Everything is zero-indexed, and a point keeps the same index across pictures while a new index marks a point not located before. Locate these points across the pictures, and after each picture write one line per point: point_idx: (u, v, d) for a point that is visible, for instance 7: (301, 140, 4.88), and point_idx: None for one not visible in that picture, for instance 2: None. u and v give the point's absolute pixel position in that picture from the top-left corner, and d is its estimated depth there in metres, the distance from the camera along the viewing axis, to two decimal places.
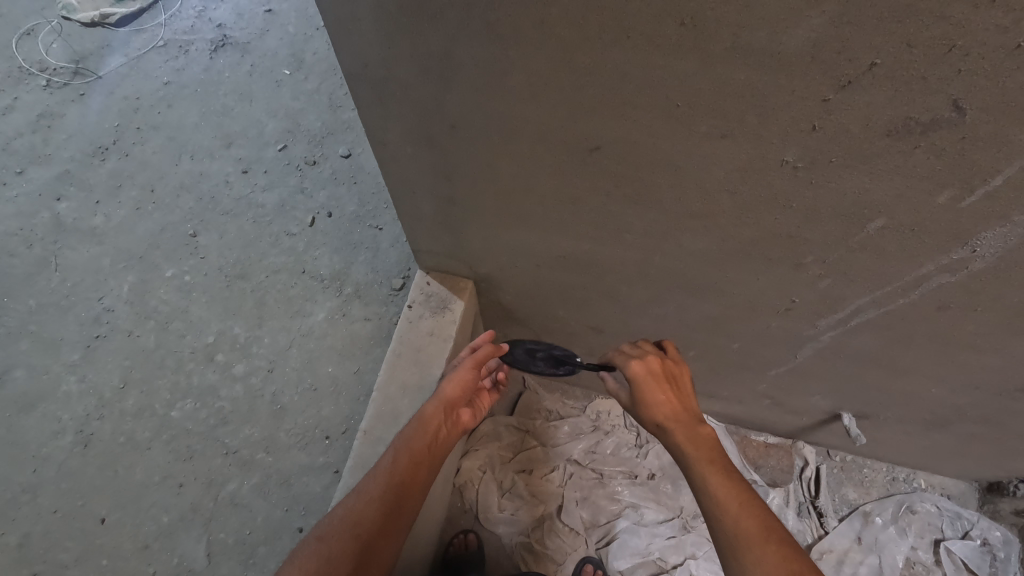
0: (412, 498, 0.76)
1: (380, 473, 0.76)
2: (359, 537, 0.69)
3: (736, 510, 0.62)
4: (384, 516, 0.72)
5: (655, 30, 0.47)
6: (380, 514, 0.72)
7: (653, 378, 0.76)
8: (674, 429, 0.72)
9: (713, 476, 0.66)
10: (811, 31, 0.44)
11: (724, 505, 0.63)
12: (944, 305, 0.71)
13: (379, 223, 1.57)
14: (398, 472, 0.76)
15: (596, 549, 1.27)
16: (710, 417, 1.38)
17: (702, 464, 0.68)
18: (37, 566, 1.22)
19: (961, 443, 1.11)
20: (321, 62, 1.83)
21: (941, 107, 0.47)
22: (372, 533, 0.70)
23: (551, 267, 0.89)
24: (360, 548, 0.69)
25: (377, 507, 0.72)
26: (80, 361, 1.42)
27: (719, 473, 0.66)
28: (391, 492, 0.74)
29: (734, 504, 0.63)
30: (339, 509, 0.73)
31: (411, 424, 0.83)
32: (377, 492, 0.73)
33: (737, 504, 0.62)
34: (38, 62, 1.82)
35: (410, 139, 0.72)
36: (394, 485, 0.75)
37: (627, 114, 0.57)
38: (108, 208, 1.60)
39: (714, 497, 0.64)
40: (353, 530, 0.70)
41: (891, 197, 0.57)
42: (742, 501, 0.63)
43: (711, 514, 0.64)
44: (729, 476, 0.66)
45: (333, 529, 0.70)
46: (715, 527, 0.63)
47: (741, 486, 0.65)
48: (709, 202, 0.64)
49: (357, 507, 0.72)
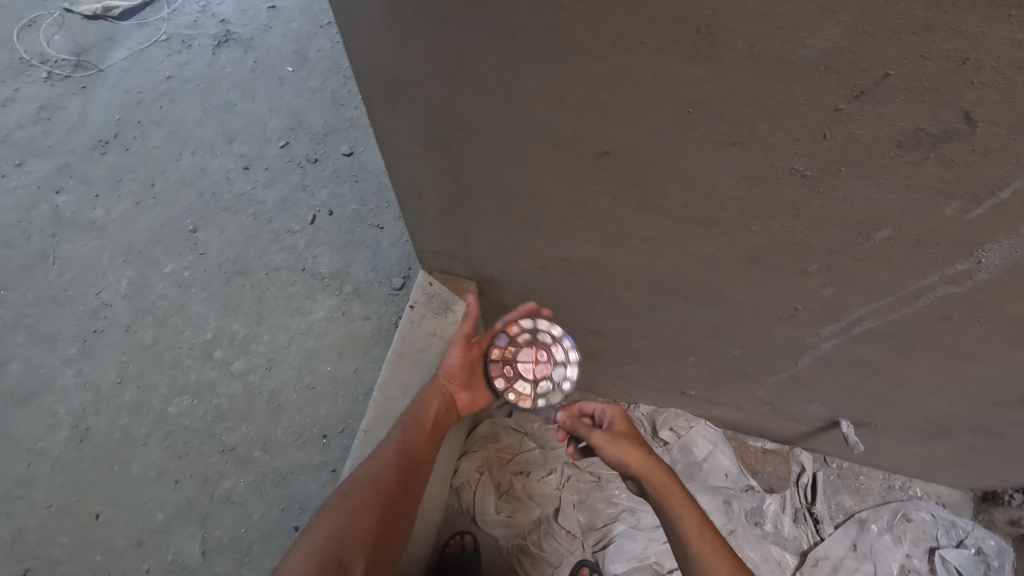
0: (421, 466, 0.83)
1: (393, 441, 0.83)
2: (380, 492, 0.77)
3: (718, 563, 0.69)
4: (398, 478, 0.80)
5: (670, 36, 0.48)
6: (396, 476, 0.80)
7: (631, 437, 0.81)
8: (657, 480, 0.75)
9: (698, 527, 0.71)
10: (825, 41, 0.44)
11: (708, 557, 0.69)
12: (947, 315, 0.71)
13: (380, 222, 1.56)
14: (407, 443, 0.83)
15: (592, 553, 1.27)
16: (708, 423, 1.39)
17: (686, 518, 0.72)
18: (30, 561, 1.22)
19: (958, 452, 1.11)
20: (325, 59, 1.83)
21: (952, 119, 0.47)
22: (390, 491, 0.78)
23: (555, 270, 0.89)
24: (382, 502, 0.77)
25: (394, 468, 0.80)
26: (76, 355, 1.41)
27: (702, 527, 0.71)
28: (404, 458, 0.82)
29: (715, 556, 0.69)
30: (361, 470, 0.80)
31: (418, 403, 0.89)
32: (391, 456, 0.81)
33: (721, 558, 0.69)
34: (39, 54, 1.82)
35: (418, 139, 0.72)
36: (406, 454, 0.82)
37: (638, 119, 0.57)
38: (107, 202, 1.59)
39: (696, 551, 0.70)
40: (375, 485, 0.77)
41: (898, 208, 0.57)
42: (724, 555, 0.69)
43: (692, 564, 0.70)
44: (709, 527, 0.72)
45: (357, 484, 0.77)
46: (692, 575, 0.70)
47: (718, 535, 0.72)
48: (716, 208, 0.64)
49: (376, 469, 0.79)
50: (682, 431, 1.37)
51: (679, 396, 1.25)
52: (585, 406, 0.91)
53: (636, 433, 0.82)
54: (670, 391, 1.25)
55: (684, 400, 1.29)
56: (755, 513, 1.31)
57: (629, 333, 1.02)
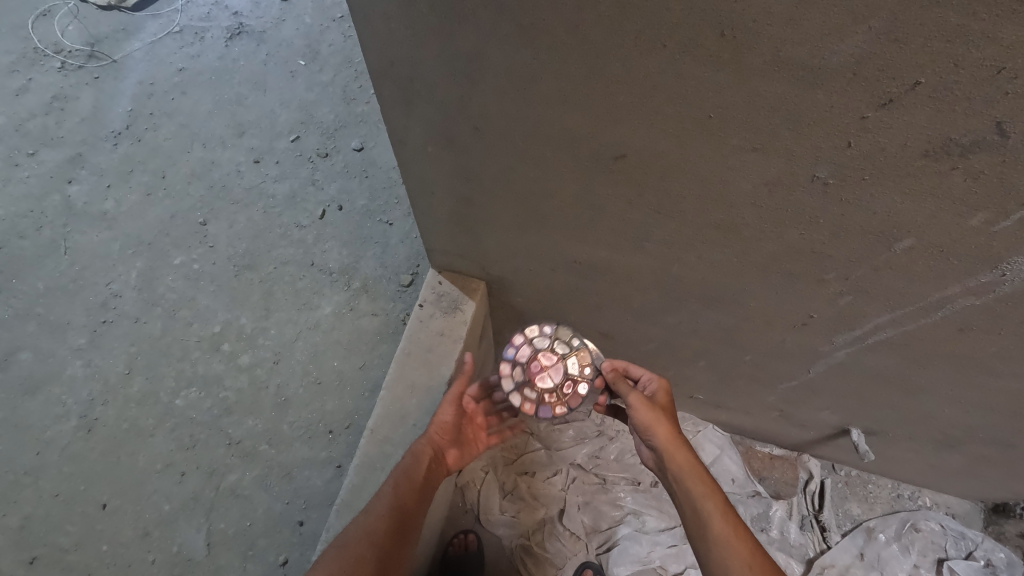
0: (414, 520, 0.79)
1: (386, 493, 0.79)
2: (375, 545, 0.73)
3: (739, 546, 0.67)
4: (392, 531, 0.76)
5: (692, 40, 0.47)
6: (391, 530, 0.76)
7: (664, 409, 0.81)
8: (680, 460, 0.75)
9: (720, 509, 0.70)
10: (853, 47, 0.43)
11: (728, 541, 0.67)
12: (966, 327, 0.70)
13: (389, 218, 1.56)
14: (400, 496, 0.79)
15: (596, 555, 1.26)
16: (715, 427, 1.38)
17: (707, 500, 0.71)
18: (37, 549, 1.23)
19: (971, 464, 1.10)
20: (337, 53, 1.82)
21: (983, 129, 0.46)
22: (385, 545, 0.74)
23: (566, 272, 0.88)
24: (378, 555, 0.73)
25: (389, 523, 0.76)
26: (85, 345, 1.42)
27: (724, 508, 0.70)
28: (398, 514, 0.77)
29: (737, 540, 0.67)
30: (354, 522, 0.76)
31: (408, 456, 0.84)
32: (385, 508, 0.77)
33: (742, 541, 0.67)
34: (53, 44, 1.82)
35: (431, 139, 0.71)
36: (400, 510, 0.78)
37: (656, 122, 0.56)
38: (118, 192, 1.60)
39: (716, 530, 0.68)
40: (370, 538, 0.73)
41: (922, 218, 0.56)
42: (747, 539, 0.67)
43: (711, 546, 0.68)
44: (731, 511, 0.70)
45: (352, 536, 0.73)
46: (710, 556, 0.68)
47: (742, 522, 0.70)
48: (733, 214, 0.63)
49: (370, 523, 0.75)
50: (688, 435, 1.36)
51: (687, 399, 1.24)
52: (631, 367, 0.88)
53: (670, 408, 0.82)
54: (678, 395, 1.23)
55: (692, 404, 1.28)
56: (761, 518, 1.30)
57: (639, 336, 1.02)
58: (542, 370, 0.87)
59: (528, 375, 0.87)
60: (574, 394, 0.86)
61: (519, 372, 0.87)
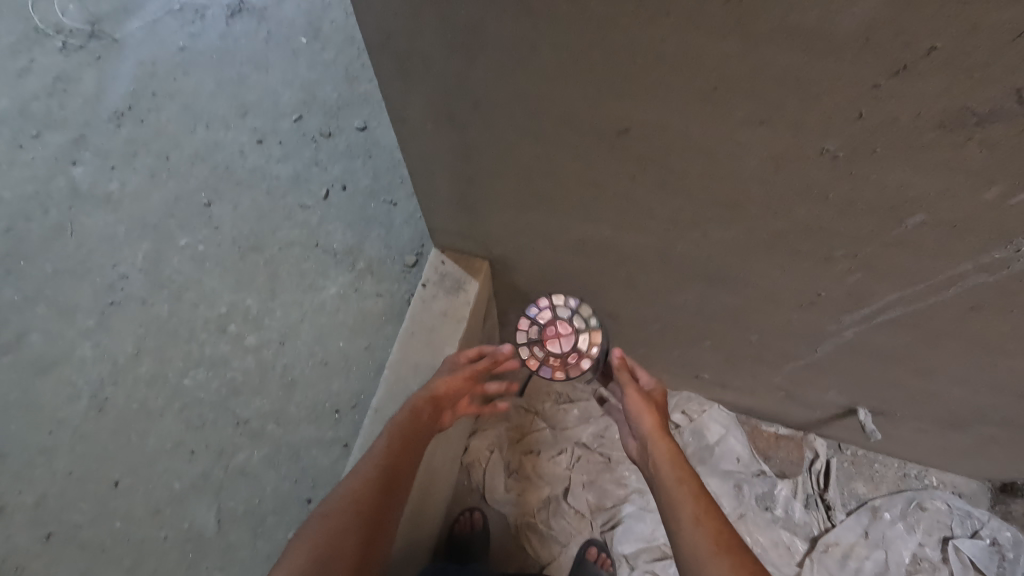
0: (404, 484, 0.78)
1: (376, 455, 0.78)
2: (362, 513, 0.71)
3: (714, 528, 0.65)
4: (380, 499, 0.74)
5: (697, 7, 0.45)
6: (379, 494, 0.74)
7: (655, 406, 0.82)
8: (660, 445, 0.76)
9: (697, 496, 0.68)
10: (865, 12, 0.41)
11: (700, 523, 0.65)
12: (977, 306, 0.69)
13: (393, 199, 1.54)
14: (391, 459, 0.77)
15: (600, 532, 1.28)
16: (722, 407, 1.37)
17: (680, 482, 0.71)
18: (53, 526, 1.27)
19: (979, 444, 1.09)
20: (339, 31, 1.79)
21: (1001, 97, 0.44)
22: (373, 511, 0.72)
23: (570, 251, 0.87)
24: (364, 524, 0.71)
25: (376, 488, 0.74)
26: (94, 327, 1.43)
27: (700, 497, 0.69)
28: (386, 475, 0.76)
29: (712, 524, 0.65)
30: (339, 487, 0.74)
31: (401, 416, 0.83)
32: (373, 473, 0.75)
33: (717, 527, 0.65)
34: (54, 24, 1.80)
35: (430, 115, 0.70)
36: (389, 472, 0.76)
37: (660, 95, 0.54)
38: (123, 174, 1.60)
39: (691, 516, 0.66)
40: (355, 507, 0.71)
41: (935, 191, 0.54)
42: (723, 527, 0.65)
43: (683, 530, 0.66)
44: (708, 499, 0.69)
45: (336, 504, 0.71)
46: (681, 542, 0.66)
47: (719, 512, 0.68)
48: (738, 189, 0.62)
49: (356, 487, 0.73)
50: (694, 415, 1.36)
51: (692, 379, 1.23)
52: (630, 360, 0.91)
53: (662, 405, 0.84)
54: (684, 374, 1.23)
55: (698, 384, 1.27)
56: (767, 497, 1.31)
57: (643, 317, 1.01)
58: (557, 335, 0.85)
59: (541, 335, 0.85)
60: (577, 366, 0.86)
61: (532, 329, 0.86)
